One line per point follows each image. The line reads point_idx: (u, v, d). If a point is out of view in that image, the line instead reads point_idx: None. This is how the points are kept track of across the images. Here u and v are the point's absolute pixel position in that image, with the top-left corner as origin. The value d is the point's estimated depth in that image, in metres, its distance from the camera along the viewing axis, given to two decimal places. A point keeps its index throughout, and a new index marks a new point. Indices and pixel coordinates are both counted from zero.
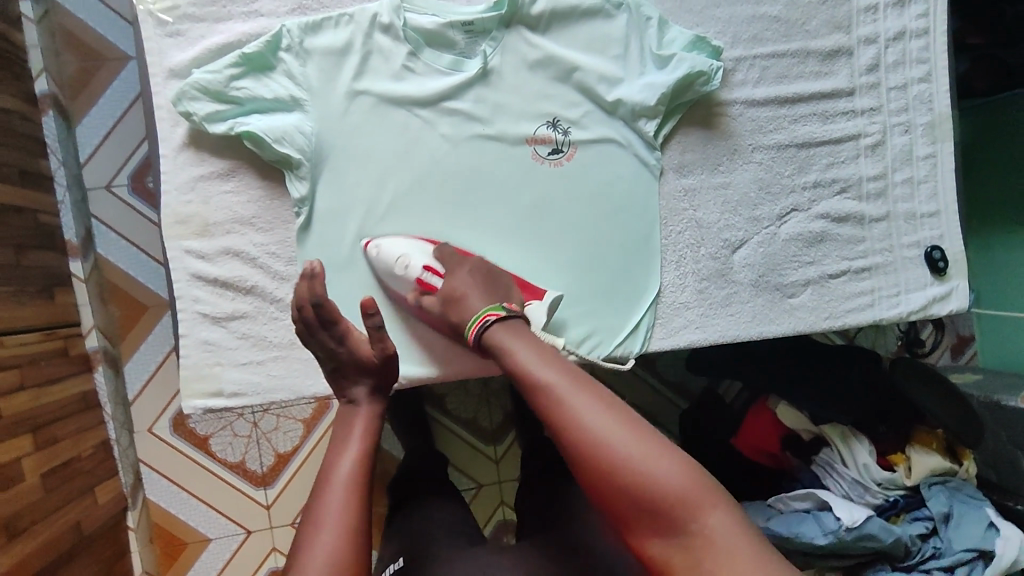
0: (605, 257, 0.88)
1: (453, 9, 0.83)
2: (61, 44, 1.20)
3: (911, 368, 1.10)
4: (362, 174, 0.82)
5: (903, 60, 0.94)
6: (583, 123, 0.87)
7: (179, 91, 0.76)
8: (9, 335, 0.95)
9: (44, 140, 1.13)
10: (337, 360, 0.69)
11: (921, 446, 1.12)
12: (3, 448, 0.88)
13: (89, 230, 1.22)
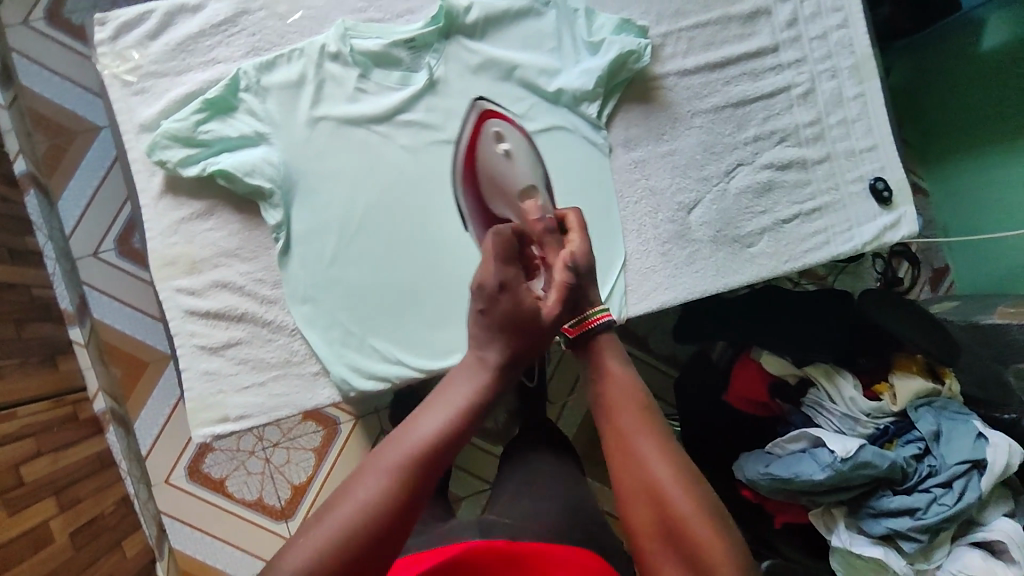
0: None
1: (394, 29, 0.88)
2: (31, 124, 1.25)
3: (880, 299, 1.15)
4: (331, 193, 0.87)
5: (819, 11, 1.00)
6: (530, 115, 0.92)
7: (152, 142, 0.81)
8: (19, 406, 0.98)
9: (29, 217, 1.19)
10: (498, 303, 0.57)
11: (903, 372, 1.17)
12: (29, 513, 0.91)
13: (84, 298, 1.28)
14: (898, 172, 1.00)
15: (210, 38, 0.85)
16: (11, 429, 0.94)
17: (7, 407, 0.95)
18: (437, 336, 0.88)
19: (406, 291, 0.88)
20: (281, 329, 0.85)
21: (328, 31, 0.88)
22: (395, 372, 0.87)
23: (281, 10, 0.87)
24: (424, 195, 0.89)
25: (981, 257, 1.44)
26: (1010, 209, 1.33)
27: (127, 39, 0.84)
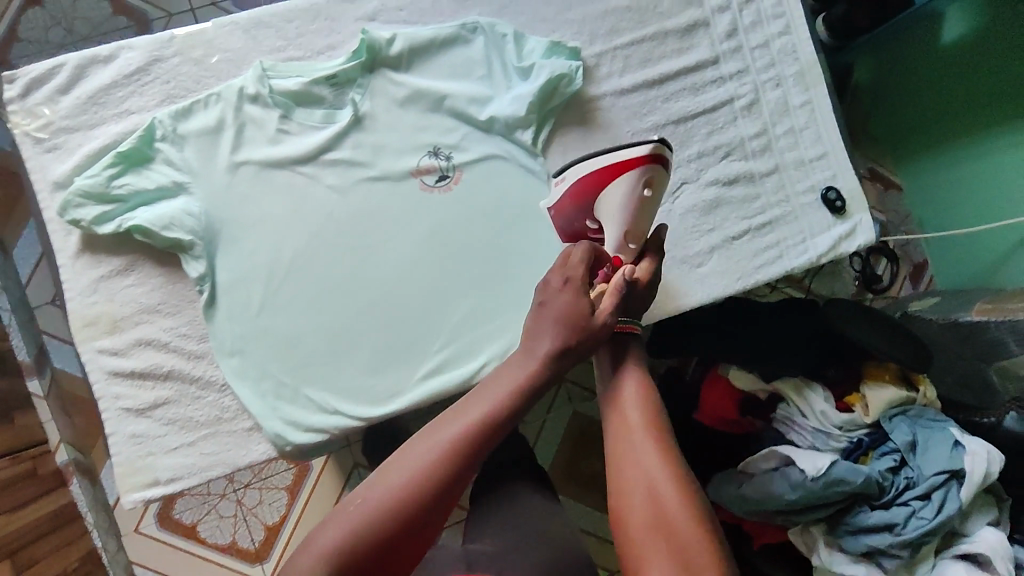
0: (510, 268, 0.90)
1: (315, 66, 0.85)
2: None
3: (851, 312, 1.09)
4: (255, 241, 0.84)
5: (760, 19, 0.97)
6: (463, 146, 0.89)
7: (63, 201, 0.78)
8: None
9: None
10: (553, 298, 0.64)
11: (876, 382, 1.10)
12: None
13: (43, 348, 1.23)
14: (852, 179, 0.97)
15: (123, 89, 0.83)
16: None
17: None
18: (376, 381, 0.86)
19: (340, 337, 0.85)
20: (210, 385, 0.83)
21: (247, 72, 0.85)
22: (331, 422, 0.84)
23: (197, 55, 0.85)
24: (354, 237, 0.87)
25: (963, 255, 1.42)
26: (989, 203, 1.29)
27: (37, 95, 0.82)
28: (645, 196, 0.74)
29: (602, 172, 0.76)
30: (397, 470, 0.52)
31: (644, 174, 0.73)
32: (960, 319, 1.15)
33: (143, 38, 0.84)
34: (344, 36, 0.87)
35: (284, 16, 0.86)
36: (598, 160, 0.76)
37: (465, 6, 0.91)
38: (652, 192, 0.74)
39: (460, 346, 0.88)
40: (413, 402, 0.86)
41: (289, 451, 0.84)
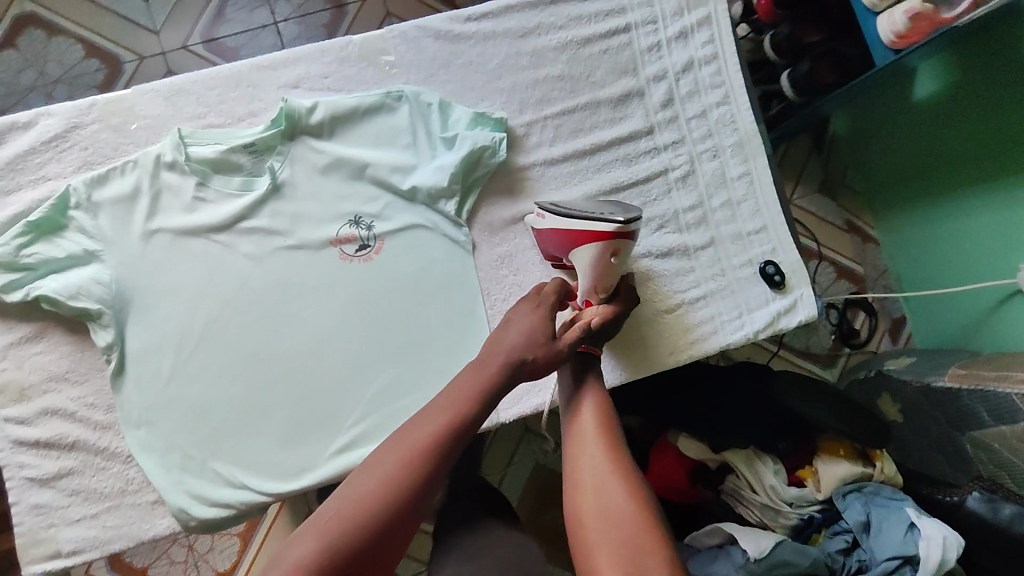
0: (432, 340, 0.87)
1: (234, 134, 0.85)
2: None
3: (806, 386, 1.03)
4: (168, 308, 0.82)
5: (697, 88, 0.95)
6: (386, 215, 0.88)
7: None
8: None
9: None
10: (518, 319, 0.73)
11: (830, 456, 1.05)
12: None
13: None
14: (792, 253, 0.94)
15: (40, 156, 0.83)
16: None
17: None
18: (288, 455, 0.83)
19: (250, 410, 0.83)
20: (115, 457, 0.80)
21: (165, 140, 0.85)
22: (238, 497, 0.81)
23: (118, 122, 0.85)
24: (272, 305, 0.85)
25: (940, 311, 1.33)
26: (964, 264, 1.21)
27: None
28: (611, 262, 0.73)
29: (574, 234, 0.75)
30: (370, 474, 0.58)
31: (607, 246, 0.72)
32: (932, 383, 1.05)
33: (66, 105, 0.84)
34: (266, 104, 0.87)
35: (206, 83, 0.86)
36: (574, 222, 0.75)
37: (392, 74, 0.90)
38: (619, 261, 0.73)
39: (374, 419, 0.85)
40: (325, 477, 0.82)
41: (192, 528, 0.80)
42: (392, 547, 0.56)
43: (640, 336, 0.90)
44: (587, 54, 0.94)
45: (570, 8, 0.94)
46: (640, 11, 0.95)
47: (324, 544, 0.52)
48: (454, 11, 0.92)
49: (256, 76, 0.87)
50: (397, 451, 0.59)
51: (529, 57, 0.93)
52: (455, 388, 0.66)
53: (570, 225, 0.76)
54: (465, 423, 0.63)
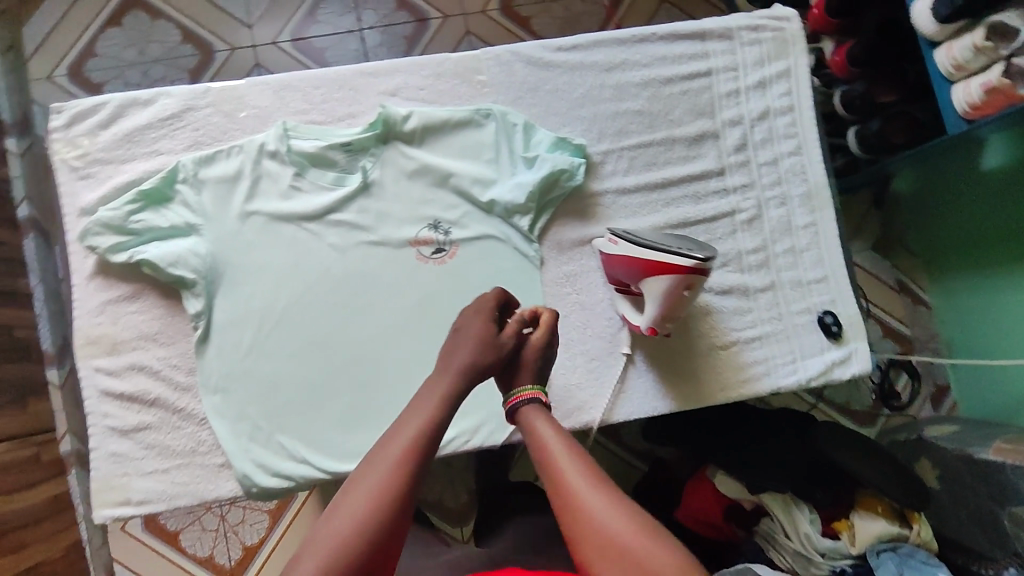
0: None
1: (333, 132, 0.91)
2: (41, 171, 1.46)
3: (845, 439, 1.05)
4: (254, 287, 0.88)
5: (771, 137, 0.98)
6: (462, 223, 0.93)
7: (85, 230, 0.85)
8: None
9: (26, 260, 1.40)
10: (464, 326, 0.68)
11: (866, 511, 1.05)
12: None
13: (65, 341, 1.50)
14: (849, 307, 0.97)
15: (156, 131, 0.89)
16: None
17: None
18: (347, 438, 0.88)
19: (318, 391, 0.88)
20: (191, 418, 0.86)
21: (269, 130, 0.91)
22: (298, 471, 0.86)
23: (228, 109, 0.91)
24: (348, 295, 0.90)
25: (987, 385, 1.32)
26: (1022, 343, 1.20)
27: (79, 127, 0.89)
28: (686, 296, 0.72)
29: (648, 265, 0.75)
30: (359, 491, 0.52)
31: (682, 280, 0.71)
32: (975, 454, 1.05)
33: (181, 87, 0.91)
34: (364, 107, 0.93)
35: (310, 82, 0.92)
36: (648, 253, 0.75)
37: (482, 93, 0.95)
38: (690, 295, 0.72)
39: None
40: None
41: (252, 495, 0.85)
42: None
43: (691, 370, 0.93)
44: (668, 92, 0.97)
45: (655, 47, 0.98)
46: (724, 56, 0.98)
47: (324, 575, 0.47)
48: (546, 39, 0.97)
49: (357, 81, 0.93)
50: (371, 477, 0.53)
51: (612, 90, 0.97)
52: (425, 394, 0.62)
53: (642, 256, 0.75)
54: (433, 434, 0.58)
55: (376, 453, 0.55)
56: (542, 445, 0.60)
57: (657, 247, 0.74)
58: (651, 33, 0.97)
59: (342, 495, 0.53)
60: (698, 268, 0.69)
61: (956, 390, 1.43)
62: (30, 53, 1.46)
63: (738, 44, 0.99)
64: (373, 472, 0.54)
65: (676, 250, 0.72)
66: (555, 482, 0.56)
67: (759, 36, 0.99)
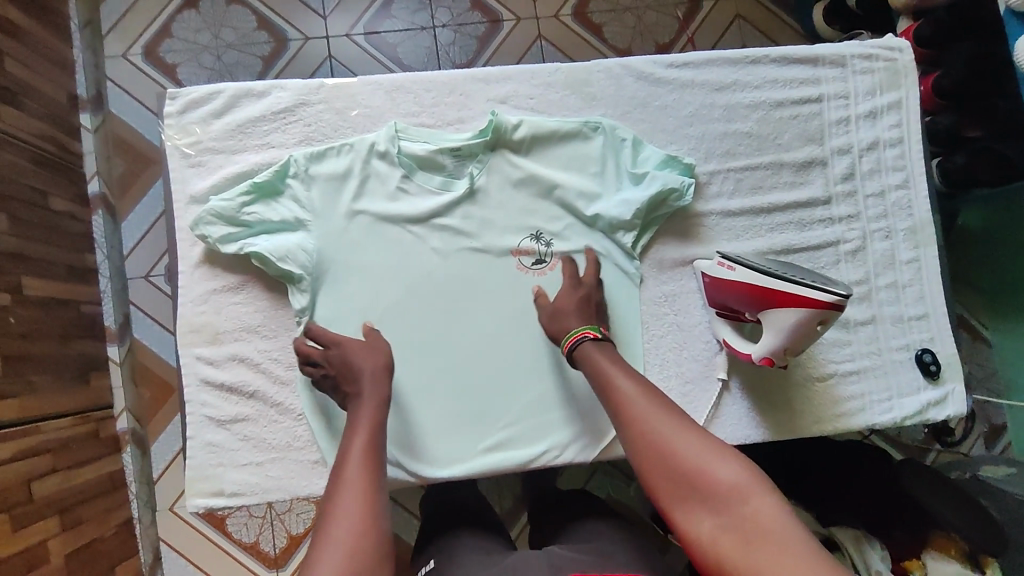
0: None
1: (443, 136, 0.91)
2: (114, 149, 1.47)
3: (936, 485, 1.03)
4: (360, 286, 0.88)
5: (879, 168, 0.97)
6: (565, 235, 0.92)
7: (198, 217, 0.85)
8: (44, 422, 1.18)
9: (93, 237, 1.41)
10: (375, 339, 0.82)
11: (940, 553, 0.99)
12: (32, 529, 1.09)
13: (128, 316, 1.50)
14: (946, 346, 0.97)
15: (268, 124, 0.89)
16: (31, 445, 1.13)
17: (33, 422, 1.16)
18: (441, 444, 0.89)
19: (416, 395, 0.89)
20: (288, 412, 0.87)
21: (379, 130, 0.91)
22: (393, 473, 0.87)
23: (340, 106, 0.91)
24: (451, 300, 0.90)
25: None
26: None
27: (192, 114, 0.88)
28: (816, 330, 0.72)
29: (775, 296, 0.74)
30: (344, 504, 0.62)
31: (816, 315, 0.71)
32: None
33: (294, 80, 0.90)
34: (475, 113, 0.93)
35: (423, 84, 0.92)
36: (775, 284, 0.74)
37: (591, 105, 0.94)
38: (823, 328, 0.71)
39: (524, 423, 0.90)
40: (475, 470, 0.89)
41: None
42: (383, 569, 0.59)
43: (788, 400, 0.94)
44: (778, 116, 0.96)
45: (767, 70, 0.96)
46: (834, 84, 0.97)
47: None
48: (659, 54, 0.95)
49: (469, 85, 0.93)
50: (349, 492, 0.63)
51: (722, 110, 0.96)
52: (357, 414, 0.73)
53: (769, 286, 0.75)
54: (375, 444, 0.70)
55: (337, 478, 0.65)
56: (617, 379, 0.73)
57: (784, 279, 0.74)
58: (764, 55, 0.96)
59: (328, 514, 0.62)
60: (839, 305, 0.69)
61: (1012, 429, 1.37)
62: (106, 30, 1.47)
63: (849, 73, 0.97)
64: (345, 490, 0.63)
65: (808, 283, 0.72)
66: (633, 411, 0.70)
67: (871, 65, 0.98)
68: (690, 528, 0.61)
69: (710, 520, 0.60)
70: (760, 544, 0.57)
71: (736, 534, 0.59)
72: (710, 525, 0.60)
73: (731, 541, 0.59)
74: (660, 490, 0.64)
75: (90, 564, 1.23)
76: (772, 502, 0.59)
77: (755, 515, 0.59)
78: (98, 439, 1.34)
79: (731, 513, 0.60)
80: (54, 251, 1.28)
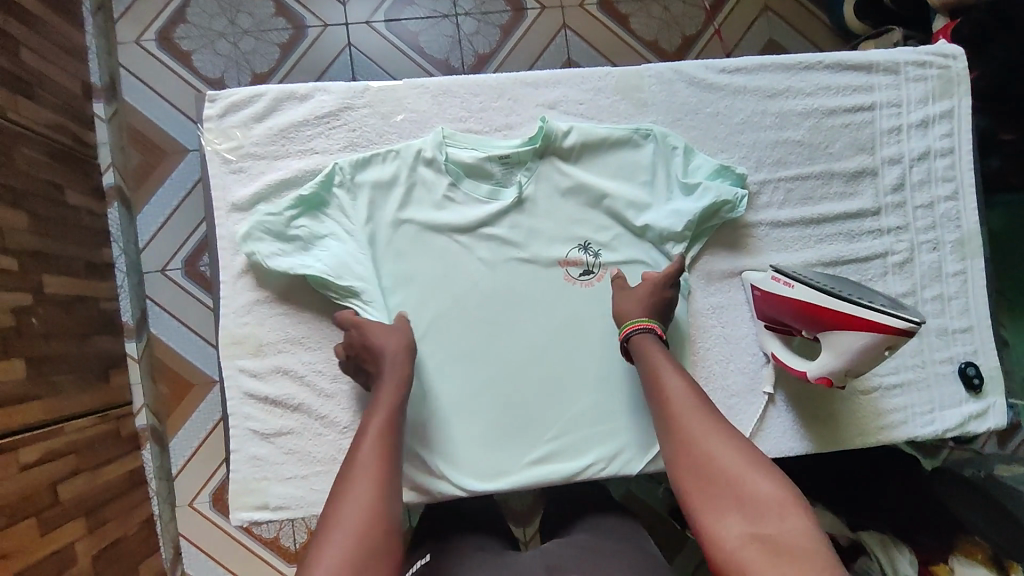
0: (634, 373, 0.89)
1: (490, 143, 0.88)
2: (127, 139, 1.39)
3: (963, 496, 1.08)
4: (405, 295, 0.86)
5: (929, 178, 0.96)
6: (613, 246, 0.90)
7: (247, 233, 0.82)
8: (68, 423, 1.15)
9: (107, 230, 1.34)
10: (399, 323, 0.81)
11: (965, 557, 0.99)
12: (60, 532, 1.07)
13: (144, 311, 1.41)
14: (989, 359, 0.97)
15: (312, 129, 0.87)
16: (55, 448, 1.10)
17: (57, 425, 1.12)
18: (486, 457, 0.87)
19: (462, 406, 0.87)
20: (332, 425, 0.85)
21: (426, 136, 0.88)
22: (437, 486, 0.85)
23: (385, 110, 0.88)
24: (497, 310, 0.88)
25: None
26: None
27: (233, 118, 0.85)
28: (883, 354, 0.72)
29: (842, 319, 0.73)
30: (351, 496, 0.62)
31: (884, 340, 0.71)
32: None
33: (338, 83, 0.88)
34: (523, 119, 0.90)
35: (471, 89, 0.90)
36: (843, 307, 0.73)
37: (642, 111, 0.92)
38: (890, 352, 0.71)
39: (570, 435, 0.88)
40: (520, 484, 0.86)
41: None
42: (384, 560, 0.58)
43: (832, 413, 0.93)
44: (830, 125, 0.94)
45: (821, 76, 0.94)
46: (887, 92, 0.95)
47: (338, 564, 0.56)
48: (710, 60, 0.93)
49: (518, 90, 0.91)
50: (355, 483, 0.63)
51: (774, 117, 0.94)
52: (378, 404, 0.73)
53: (835, 309, 0.74)
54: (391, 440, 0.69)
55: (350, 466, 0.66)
56: (665, 379, 0.74)
57: (852, 301, 0.73)
58: (818, 62, 0.94)
59: (336, 504, 0.62)
60: (911, 332, 0.68)
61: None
62: (117, 16, 1.38)
63: (903, 80, 0.95)
64: (356, 479, 0.64)
65: (878, 308, 0.71)
66: (677, 412, 0.70)
67: (925, 72, 0.96)
68: (712, 533, 0.60)
69: (735, 526, 0.59)
70: (782, 558, 0.55)
71: (759, 542, 0.57)
72: (735, 531, 0.59)
73: (752, 550, 0.57)
74: (687, 489, 0.64)
75: (114, 565, 1.21)
76: (803, 520, 0.57)
77: (783, 531, 0.56)
78: (119, 438, 1.30)
79: (758, 523, 0.58)
80: (72, 248, 1.23)
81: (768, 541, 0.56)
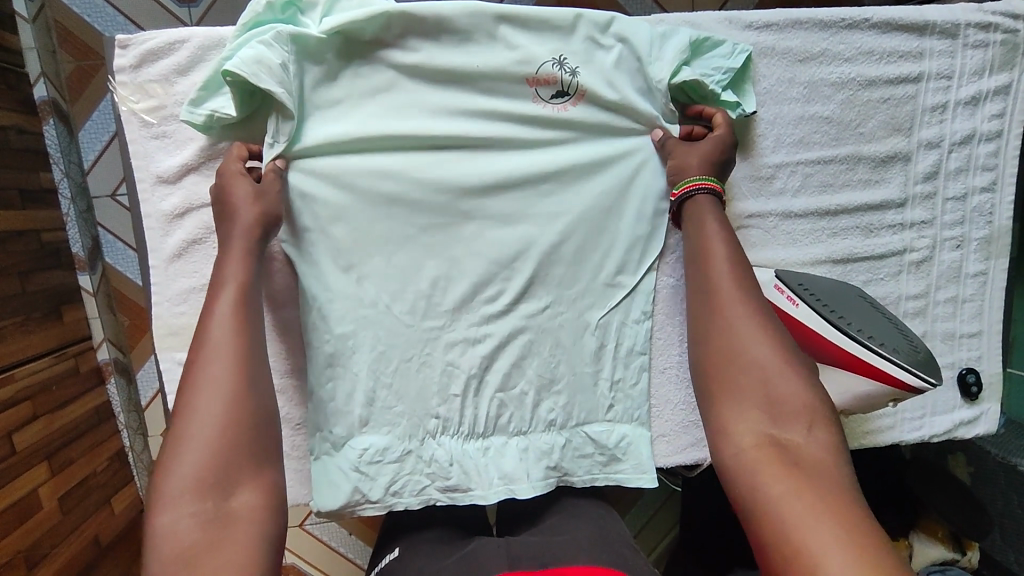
0: (617, 296, 0.78)
1: (442, 39, 0.73)
2: (58, 40, 1.12)
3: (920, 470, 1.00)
4: (344, 261, 0.72)
5: (966, 166, 0.84)
6: (591, 67, 0.75)
7: (195, 94, 0.69)
8: (18, 368, 0.99)
9: (46, 151, 1.12)
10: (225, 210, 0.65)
11: (926, 535, 0.99)
12: (16, 485, 0.95)
13: (97, 241, 1.21)
14: (994, 365, 0.89)
15: None
16: (11, 395, 0.96)
17: (5, 371, 0.96)
18: (436, 398, 0.74)
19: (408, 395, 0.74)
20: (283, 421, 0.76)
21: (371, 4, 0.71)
22: None
23: None
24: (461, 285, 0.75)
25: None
26: None
27: (151, 69, 0.73)
28: (886, 403, 0.68)
29: (852, 360, 0.67)
30: (206, 398, 0.52)
31: (891, 392, 0.66)
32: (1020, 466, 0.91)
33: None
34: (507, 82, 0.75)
35: (455, 35, 0.73)
36: (854, 348, 0.66)
37: None
38: (891, 403, 0.68)
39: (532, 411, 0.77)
40: (469, 417, 0.75)
41: (314, 514, 0.70)
42: (244, 474, 0.50)
43: None
44: (865, 98, 0.81)
45: (863, 38, 0.80)
46: (938, 59, 0.81)
47: (198, 497, 0.47)
48: (736, 12, 0.78)
49: (506, 32, 0.74)
50: (212, 375, 0.53)
51: (802, 88, 0.80)
52: (227, 274, 0.60)
53: (846, 349, 0.67)
54: (249, 315, 0.58)
55: (193, 355, 0.54)
56: (711, 264, 0.65)
57: (861, 342, 0.66)
58: (863, 20, 0.80)
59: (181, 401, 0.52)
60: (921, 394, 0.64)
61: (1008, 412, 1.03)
62: None
63: (959, 45, 0.81)
64: (214, 374, 0.53)
65: (895, 359, 0.65)
66: (719, 297, 0.63)
67: (987, 37, 0.81)
68: (726, 429, 0.55)
69: (754, 424, 0.53)
70: (793, 461, 0.49)
71: (775, 445, 0.51)
72: (755, 428, 0.53)
73: (767, 452, 0.51)
74: (716, 378, 0.59)
75: (82, 504, 1.10)
76: (827, 437, 0.51)
77: (804, 441, 0.51)
78: (79, 375, 1.15)
79: (782, 427, 0.52)
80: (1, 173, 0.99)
81: (782, 447, 0.51)
